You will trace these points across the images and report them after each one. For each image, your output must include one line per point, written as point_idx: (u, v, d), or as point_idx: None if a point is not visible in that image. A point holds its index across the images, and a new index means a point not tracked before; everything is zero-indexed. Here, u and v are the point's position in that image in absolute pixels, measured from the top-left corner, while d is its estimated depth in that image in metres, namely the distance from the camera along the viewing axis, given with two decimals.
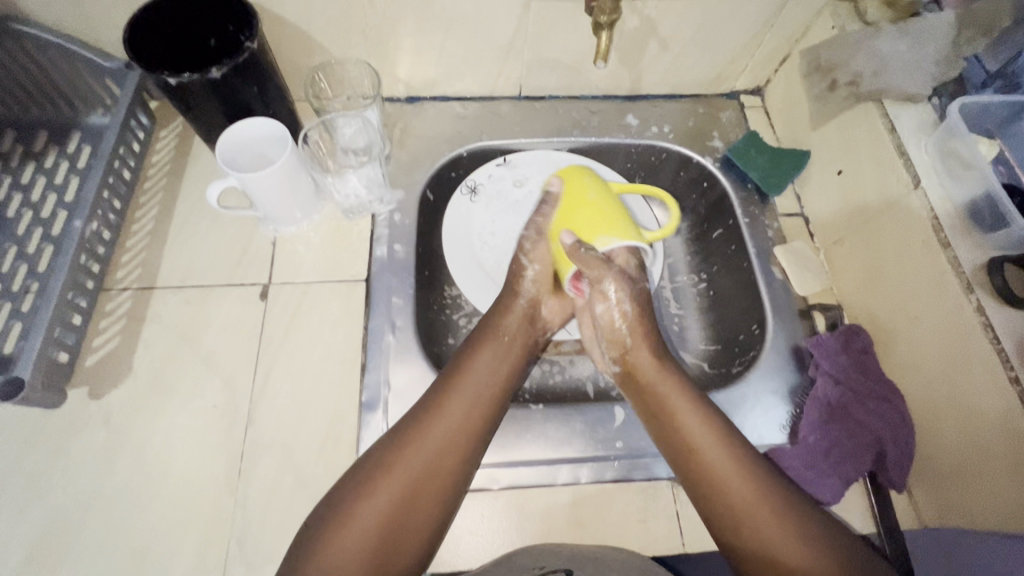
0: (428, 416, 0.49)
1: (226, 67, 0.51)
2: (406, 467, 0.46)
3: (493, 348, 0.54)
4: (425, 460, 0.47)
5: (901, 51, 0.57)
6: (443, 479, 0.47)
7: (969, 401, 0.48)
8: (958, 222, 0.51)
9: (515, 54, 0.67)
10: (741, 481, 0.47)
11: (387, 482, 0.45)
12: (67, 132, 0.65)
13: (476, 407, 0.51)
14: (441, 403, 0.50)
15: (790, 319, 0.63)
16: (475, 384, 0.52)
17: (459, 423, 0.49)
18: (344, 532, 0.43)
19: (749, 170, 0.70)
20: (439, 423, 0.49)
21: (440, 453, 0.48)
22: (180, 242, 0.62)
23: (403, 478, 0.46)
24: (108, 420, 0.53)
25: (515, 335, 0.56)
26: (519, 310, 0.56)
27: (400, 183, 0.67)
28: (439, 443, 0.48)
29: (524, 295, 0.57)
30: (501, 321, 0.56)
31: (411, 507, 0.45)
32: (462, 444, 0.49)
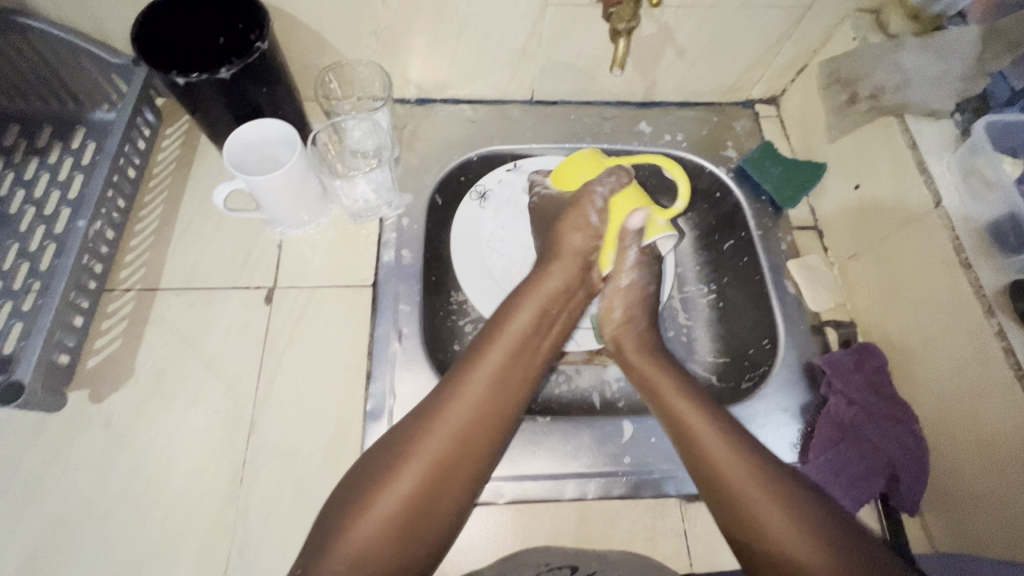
0: (464, 383, 0.48)
1: (235, 67, 0.50)
2: (443, 434, 0.46)
3: (536, 311, 0.53)
4: (461, 427, 0.46)
5: (923, 67, 0.56)
6: (479, 446, 0.47)
7: (987, 426, 0.47)
8: (980, 243, 0.50)
9: (528, 58, 0.66)
10: (738, 466, 0.46)
11: (422, 449, 0.45)
12: (72, 128, 0.64)
13: (513, 374, 0.50)
14: (480, 369, 0.49)
15: (802, 335, 0.62)
16: (516, 348, 0.51)
17: (497, 388, 0.49)
18: (377, 499, 0.43)
19: (763, 181, 0.69)
20: (476, 390, 0.48)
21: (478, 420, 0.47)
22: (185, 243, 0.61)
23: (440, 445, 0.45)
24: (108, 424, 0.52)
25: (558, 305, 0.54)
26: (564, 275, 0.54)
27: (409, 187, 0.66)
28: (476, 411, 0.47)
29: (568, 258, 0.55)
30: (544, 287, 0.54)
31: (447, 475, 0.45)
32: (497, 413, 0.48)
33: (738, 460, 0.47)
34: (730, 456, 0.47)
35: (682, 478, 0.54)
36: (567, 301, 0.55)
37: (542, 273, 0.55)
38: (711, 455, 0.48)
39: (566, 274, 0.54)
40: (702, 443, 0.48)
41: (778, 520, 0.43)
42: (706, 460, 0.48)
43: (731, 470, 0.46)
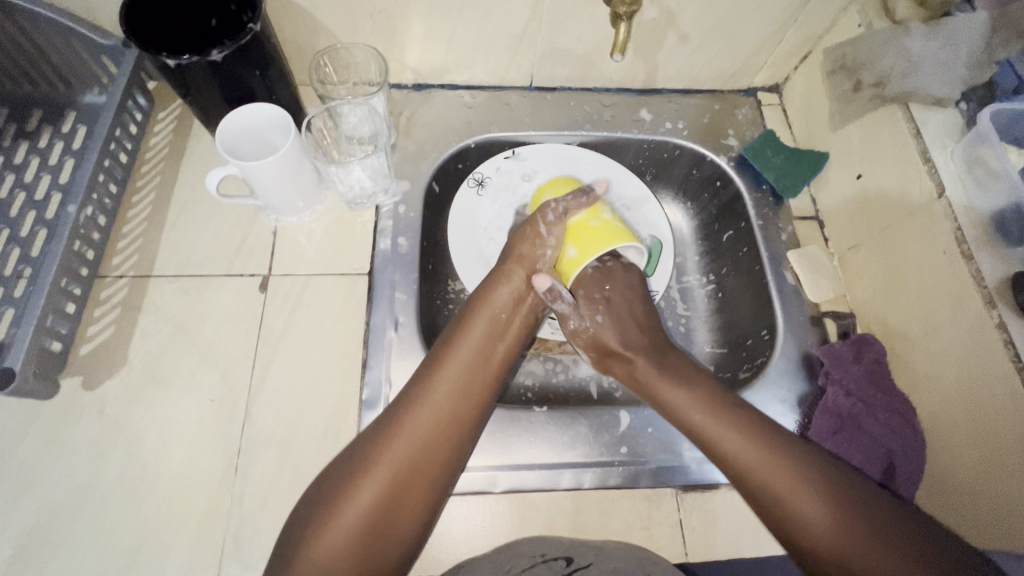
0: (423, 392, 0.48)
1: (227, 50, 0.49)
2: (400, 443, 0.46)
3: (489, 319, 0.53)
4: (420, 437, 0.46)
5: (932, 52, 0.55)
6: (438, 452, 0.47)
7: (986, 419, 0.47)
8: (982, 234, 0.49)
9: (528, 43, 0.65)
10: (764, 451, 0.47)
11: (383, 457, 0.45)
12: (63, 112, 0.63)
13: (476, 380, 0.50)
14: (440, 377, 0.49)
15: (802, 326, 0.61)
16: (472, 360, 0.51)
17: (455, 398, 0.49)
18: (342, 511, 0.43)
19: (764, 170, 0.68)
20: (434, 401, 0.48)
21: (437, 429, 0.47)
22: (178, 230, 0.60)
23: (399, 453, 0.45)
24: (103, 411, 0.51)
25: (510, 311, 0.54)
26: (518, 282, 0.55)
27: (405, 174, 0.65)
28: (434, 419, 0.47)
29: (524, 263, 0.55)
30: (492, 294, 0.55)
31: (405, 485, 0.45)
32: (455, 420, 0.48)
33: (758, 444, 0.47)
34: (747, 444, 0.47)
35: (680, 469, 0.54)
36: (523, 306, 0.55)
37: (499, 278, 0.55)
38: (727, 442, 0.48)
39: (522, 276, 0.55)
40: (710, 431, 0.49)
41: (805, 495, 0.44)
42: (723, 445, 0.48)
43: (757, 449, 0.47)
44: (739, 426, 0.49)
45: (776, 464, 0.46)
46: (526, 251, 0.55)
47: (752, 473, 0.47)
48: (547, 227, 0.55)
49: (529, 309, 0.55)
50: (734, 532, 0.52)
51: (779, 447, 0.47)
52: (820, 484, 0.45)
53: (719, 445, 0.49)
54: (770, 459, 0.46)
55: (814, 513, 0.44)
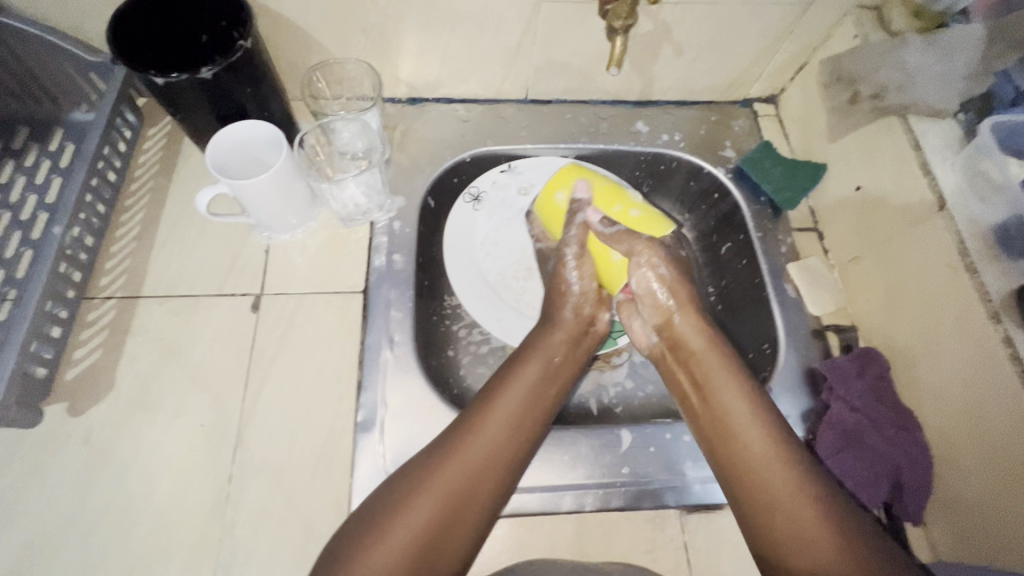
0: (472, 430, 0.47)
1: (217, 67, 0.48)
2: (446, 478, 0.44)
3: (544, 362, 0.53)
4: (467, 475, 0.45)
5: (928, 64, 0.55)
6: (484, 491, 0.45)
7: (994, 436, 0.46)
8: (985, 247, 0.49)
9: (523, 56, 0.64)
10: (783, 475, 0.44)
11: (425, 493, 0.43)
12: (50, 129, 0.62)
13: (526, 418, 0.49)
14: (491, 415, 0.48)
15: (804, 340, 0.61)
16: (524, 401, 0.50)
17: (506, 437, 0.48)
18: (389, 532, 0.41)
19: (763, 183, 0.67)
20: (486, 436, 0.47)
21: (483, 466, 0.46)
22: (168, 249, 0.59)
23: (443, 491, 0.44)
24: (89, 438, 0.50)
25: (565, 355, 0.54)
26: (571, 321, 0.56)
27: (400, 190, 0.64)
28: (484, 457, 0.46)
29: (574, 303, 0.57)
30: (553, 329, 0.55)
31: (451, 515, 0.43)
32: (503, 460, 0.47)
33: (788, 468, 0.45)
34: (777, 460, 0.45)
35: (682, 489, 0.53)
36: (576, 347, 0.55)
37: (553, 320, 0.56)
38: (752, 449, 0.46)
39: (576, 317, 0.56)
40: (747, 444, 0.47)
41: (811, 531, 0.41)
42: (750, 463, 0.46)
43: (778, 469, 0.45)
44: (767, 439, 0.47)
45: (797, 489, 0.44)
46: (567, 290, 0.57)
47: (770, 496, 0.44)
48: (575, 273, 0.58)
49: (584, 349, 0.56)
50: (740, 554, 0.51)
51: (805, 470, 0.44)
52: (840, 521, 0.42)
53: (744, 454, 0.47)
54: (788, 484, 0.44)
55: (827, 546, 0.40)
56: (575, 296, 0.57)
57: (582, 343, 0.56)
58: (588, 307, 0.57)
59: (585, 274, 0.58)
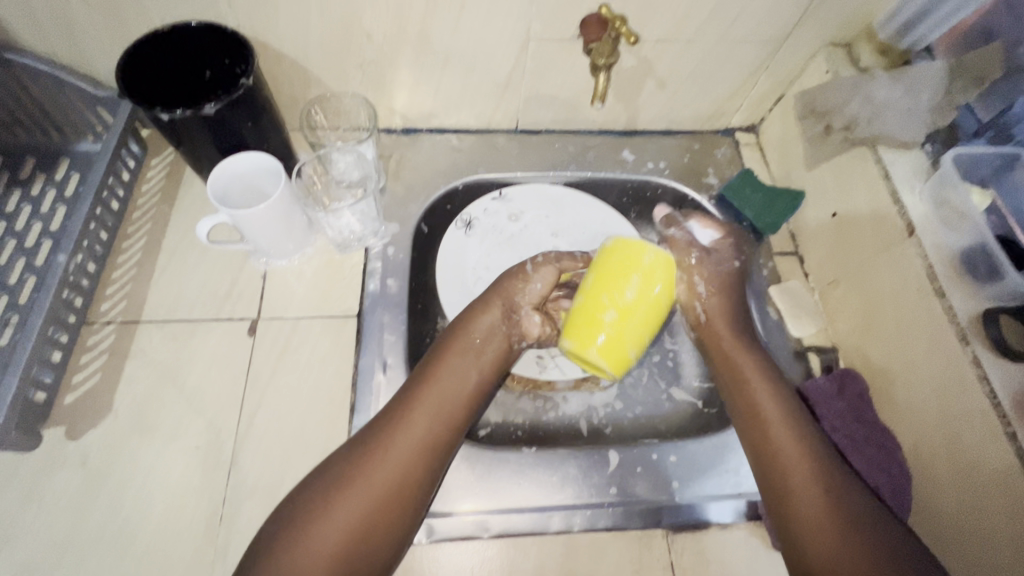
0: (383, 445, 0.47)
1: (220, 103, 0.50)
2: (358, 496, 0.44)
3: (462, 355, 0.53)
4: (374, 495, 0.45)
5: (895, 99, 0.58)
6: (395, 507, 0.45)
7: (968, 455, 0.47)
8: (953, 272, 0.51)
9: (512, 90, 0.67)
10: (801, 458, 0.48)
11: (334, 514, 0.43)
12: (56, 160, 0.64)
13: (436, 427, 0.49)
14: (401, 428, 0.48)
15: (786, 361, 0.63)
16: (433, 410, 0.49)
17: (416, 449, 0.47)
18: (316, 531, 0.43)
19: (744, 208, 0.70)
20: (394, 450, 0.47)
21: (394, 482, 0.46)
22: (168, 275, 0.60)
23: (351, 511, 0.44)
24: (85, 462, 0.51)
25: (485, 340, 0.55)
26: (495, 317, 0.56)
27: (394, 217, 0.66)
28: (392, 474, 0.46)
29: (502, 302, 0.56)
30: (474, 318, 0.55)
31: (379, 516, 0.44)
32: (414, 475, 0.46)
33: (821, 489, 0.46)
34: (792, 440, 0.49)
35: (670, 509, 0.53)
36: (499, 337, 0.56)
37: (484, 304, 0.56)
38: (776, 436, 0.50)
39: (498, 316, 0.56)
40: (785, 460, 0.48)
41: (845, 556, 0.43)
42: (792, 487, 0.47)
43: (810, 487, 0.46)
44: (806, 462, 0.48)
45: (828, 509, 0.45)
46: (512, 286, 0.57)
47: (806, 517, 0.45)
48: (532, 271, 0.57)
49: (506, 335, 0.56)
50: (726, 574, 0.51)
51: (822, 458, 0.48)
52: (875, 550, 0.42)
53: (768, 436, 0.50)
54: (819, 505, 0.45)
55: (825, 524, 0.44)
56: (530, 292, 0.57)
57: (501, 329, 0.56)
58: (517, 300, 0.56)
59: (538, 274, 0.57)
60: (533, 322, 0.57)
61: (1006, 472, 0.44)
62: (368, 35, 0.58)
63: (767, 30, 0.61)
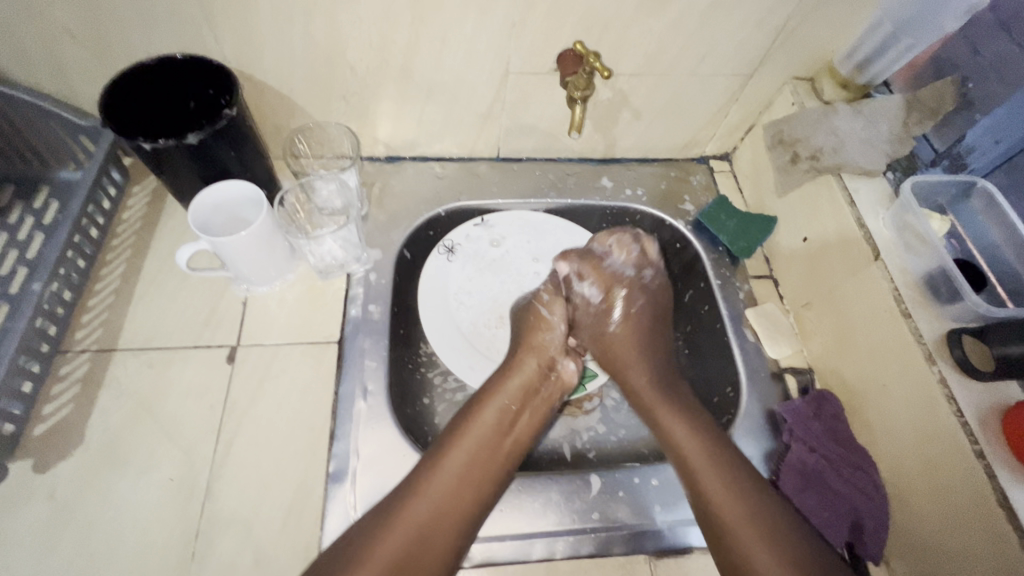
0: (424, 483, 0.49)
1: (204, 133, 0.51)
2: (401, 531, 0.47)
3: (498, 415, 0.55)
4: (415, 533, 0.47)
5: (856, 129, 0.61)
6: (435, 547, 0.47)
7: (940, 472, 0.48)
8: (917, 294, 0.53)
9: (493, 120, 0.69)
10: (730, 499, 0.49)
11: (379, 550, 0.45)
12: (36, 188, 0.64)
13: (480, 469, 0.51)
14: (443, 467, 0.51)
15: (764, 383, 0.63)
16: (476, 453, 0.52)
17: (457, 488, 0.50)
18: None
19: (720, 234, 0.72)
20: (436, 488, 0.49)
21: (434, 521, 0.48)
22: (147, 303, 0.60)
23: (394, 548, 0.46)
24: (52, 496, 0.49)
25: (521, 403, 0.57)
26: (532, 369, 0.58)
27: (377, 243, 0.67)
28: (435, 510, 0.48)
29: (536, 349, 0.60)
30: (509, 378, 0.58)
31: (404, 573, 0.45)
32: (452, 514, 0.48)
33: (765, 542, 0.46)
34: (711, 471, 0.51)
35: (653, 532, 0.53)
36: (535, 398, 0.58)
37: (517, 366, 0.58)
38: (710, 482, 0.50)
39: (537, 367, 0.59)
40: (715, 498, 0.50)
41: (765, 556, 0.46)
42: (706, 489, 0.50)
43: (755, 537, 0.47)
44: (721, 480, 0.50)
45: (747, 519, 0.48)
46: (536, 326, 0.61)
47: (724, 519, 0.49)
48: (548, 307, 0.62)
49: (546, 399, 0.58)
50: None
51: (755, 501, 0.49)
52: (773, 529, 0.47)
53: (701, 486, 0.51)
54: (721, 492, 0.50)
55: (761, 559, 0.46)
56: (554, 334, 0.61)
57: (540, 393, 0.58)
58: (550, 351, 0.60)
59: (557, 311, 0.62)
60: (566, 367, 0.61)
61: (976, 488, 0.45)
62: (352, 68, 0.59)
63: (735, 66, 0.64)
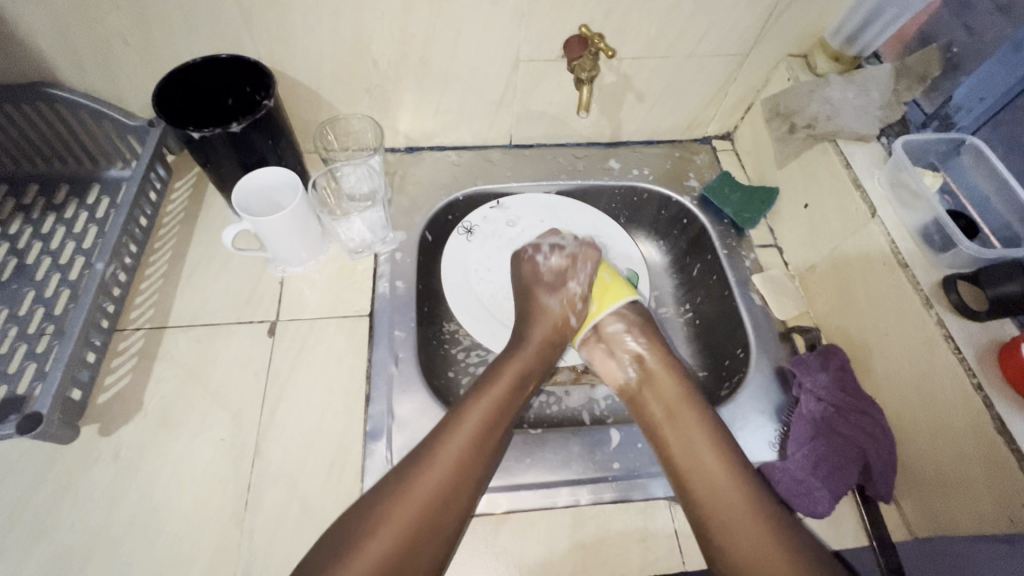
0: (445, 440, 0.51)
1: (245, 122, 0.56)
2: (425, 484, 0.48)
3: (510, 383, 0.57)
4: (437, 489, 0.48)
5: (849, 98, 0.65)
6: (449, 508, 0.48)
7: (941, 409, 0.51)
8: (913, 245, 0.56)
9: (506, 108, 0.74)
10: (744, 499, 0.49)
11: (401, 505, 0.47)
12: (88, 186, 0.70)
13: (494, 432, 0.53)
14: (464, 425, 0.52)
15: (772, 343, 0.67)
16: (490, 415, 0.54)
17: (473, 452, 0.51)
18: (361, 552, 0.44)
19: (723, 206, 0.75)
20: (452, 451, 0.51)
21: (455, 477, 0.49)
22: (192, 285, 0.65)
23: (420, 496, 0.47)
24: (118, 455, 0.54)
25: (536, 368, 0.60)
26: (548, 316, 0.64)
27: (401, 226, 0.72)
28: (452, 472, 0.49)
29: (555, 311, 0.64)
30: (524, 348, 0.61)
31: (419, 534, 0.46)
32: (466, 476, 0.50)
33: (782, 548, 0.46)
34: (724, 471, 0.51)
35: None
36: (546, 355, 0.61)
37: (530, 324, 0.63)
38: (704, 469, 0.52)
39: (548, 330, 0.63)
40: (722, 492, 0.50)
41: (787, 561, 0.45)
42: (713, 520, 0.49)
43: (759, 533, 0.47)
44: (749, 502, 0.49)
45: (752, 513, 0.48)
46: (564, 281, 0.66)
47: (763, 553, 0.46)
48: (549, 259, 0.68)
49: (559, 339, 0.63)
50: None
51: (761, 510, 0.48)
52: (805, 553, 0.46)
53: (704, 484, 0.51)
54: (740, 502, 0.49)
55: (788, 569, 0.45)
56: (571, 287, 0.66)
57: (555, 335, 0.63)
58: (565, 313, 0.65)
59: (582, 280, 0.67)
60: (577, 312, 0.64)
61: (976, 419, 0.48)
62: (375, 61, 0.64)
63: (731, 46, 0.68)
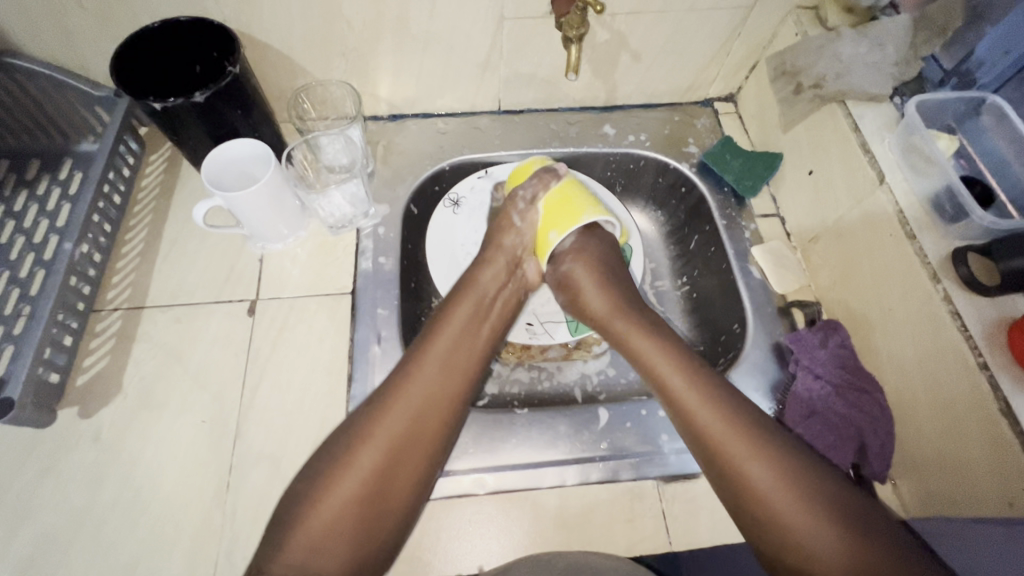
0: (409, 376, 0.51)
1: (208, 91, 0.53)
2: (405, 408, 0.49)
3: (472, 310, 0.56)
4: (419, 407, 0.50)
5: (861, 54, 0.60)
6: (422, 443, 0.49)
7: (944, 387, 0.49)
8: (923, 214, 0.53)
9: (492, 71, 0.70)
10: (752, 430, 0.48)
11: (357, 464, 0.46)
12: (60, 159, 0.67)
13: (460, 360, 0.53)
14: (427, 357, 0.52)
15: (770, 318, 0.64)
16: (448, 365, 0.52)
17: (444, 381, 0.52)
18: (333, 488, 0.45)
19: (724, 174, 0.71)
20: (420, 381, 0.51)
21: (424, 408, 0.50)
22: (169, 263, 0.63)
23: (392, 429, 0.48)
24: (98, 438, 0.53)
25: (495, 295, 0.58)
26: (500, 268, 0.59)
27: (383, 199, 0.69)
28: (422, 402, 0.50)
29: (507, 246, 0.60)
30: (483, 274, 0.58)
31: (395, 466, 0.47)
32: (435, 420, 0.50)
33: (784, 472, 0.45)
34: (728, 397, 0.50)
35: (660, 460, 0.55)
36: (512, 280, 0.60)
37: (486, 262, 0.59)
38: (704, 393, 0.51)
39: (505, 261, 0.60)
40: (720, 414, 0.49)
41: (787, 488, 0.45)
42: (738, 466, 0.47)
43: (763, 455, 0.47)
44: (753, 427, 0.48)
45: (753, 436, 0.48)
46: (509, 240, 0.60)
47: (764, 481, 0.46)
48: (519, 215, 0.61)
49: (512, 291, 0.60)
50: (716, 523, 0.53)
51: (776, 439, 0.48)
52: (814, 486, 0.45)
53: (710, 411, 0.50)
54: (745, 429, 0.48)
55: (792, 495, 0.45)
56: (517, 237, 0.61)
57: (507, 285, 0.60)
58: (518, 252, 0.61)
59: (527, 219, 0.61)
60: (532, 267, 0.62)
61: (980, 401, 0.45)
62: (349, 22, 0.60)
63: None
